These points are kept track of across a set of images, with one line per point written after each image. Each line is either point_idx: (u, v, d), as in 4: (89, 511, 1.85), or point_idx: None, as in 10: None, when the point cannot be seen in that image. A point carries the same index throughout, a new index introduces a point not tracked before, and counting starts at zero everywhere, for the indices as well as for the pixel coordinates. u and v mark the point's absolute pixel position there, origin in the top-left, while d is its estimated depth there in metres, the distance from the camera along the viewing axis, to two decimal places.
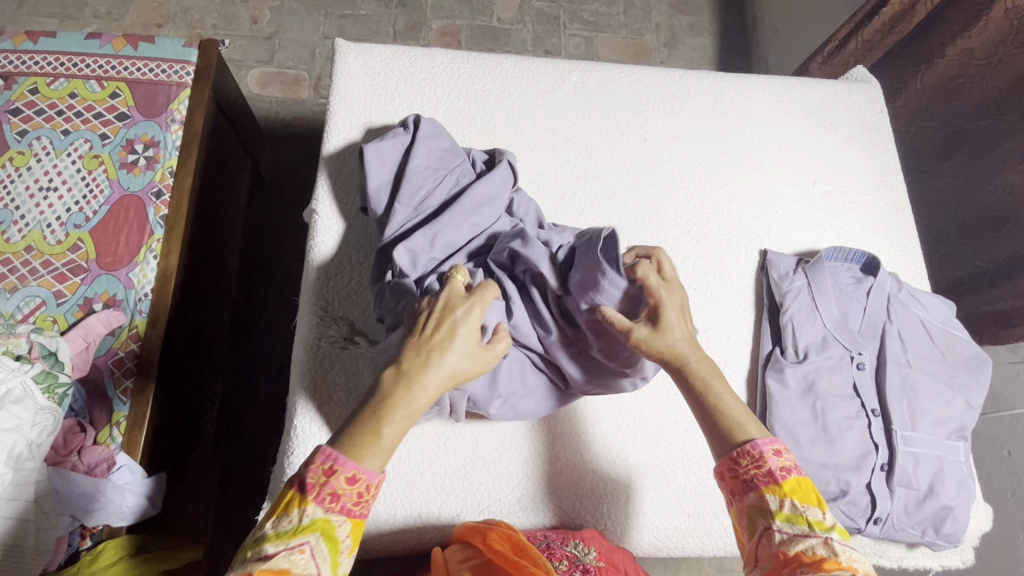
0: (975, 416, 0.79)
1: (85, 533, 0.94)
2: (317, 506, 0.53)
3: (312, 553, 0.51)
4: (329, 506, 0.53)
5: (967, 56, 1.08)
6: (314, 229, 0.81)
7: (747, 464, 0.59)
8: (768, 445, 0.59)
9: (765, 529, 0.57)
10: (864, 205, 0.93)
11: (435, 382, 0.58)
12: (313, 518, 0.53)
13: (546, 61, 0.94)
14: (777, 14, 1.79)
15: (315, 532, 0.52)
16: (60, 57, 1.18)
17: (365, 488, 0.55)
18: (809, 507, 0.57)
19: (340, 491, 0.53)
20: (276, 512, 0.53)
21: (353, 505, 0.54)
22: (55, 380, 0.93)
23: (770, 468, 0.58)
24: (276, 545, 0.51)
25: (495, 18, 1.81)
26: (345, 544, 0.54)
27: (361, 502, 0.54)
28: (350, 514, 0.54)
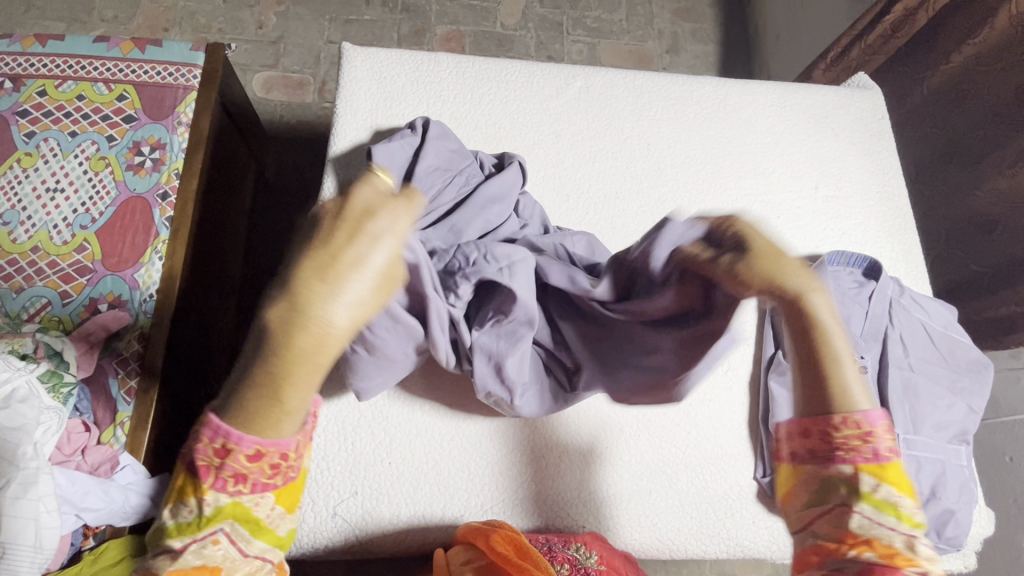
0: (976, 420, 0.80)
1: (88, 532, 0.94)
2: (218, 492, 0.47)
3: (229, 540, 0.47)
4: (235, 489, 0.47)
5: (971, 63, 1.09)
6: None
7: (849, 435, 0.53)
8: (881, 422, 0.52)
9: (837, 500, 0.53)
10: (866, 210, 0.93)
11: (341, 317, 0.40)
12: (218, 504, 0.47)
13: (551, 66, 0.95)
14: (779, 22, 1.80)
15: (226, 520, 0.47)
16: (68, 60, 1.20)
17: (278, 458, 0.47)
18: (903, 497, 0.51)
19: (244, 472, 0.46)
20: (177, 498, 0.48)
21: (268, 478, 0.48)
22: (60, 379, 0.94)
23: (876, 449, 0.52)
24: (183, 539, 0.47)
25: (499, 24, 1.82)
26: (269, 517, 0.50)
27: (275, 475, 0.48)
28: (267, 489, 0.48)
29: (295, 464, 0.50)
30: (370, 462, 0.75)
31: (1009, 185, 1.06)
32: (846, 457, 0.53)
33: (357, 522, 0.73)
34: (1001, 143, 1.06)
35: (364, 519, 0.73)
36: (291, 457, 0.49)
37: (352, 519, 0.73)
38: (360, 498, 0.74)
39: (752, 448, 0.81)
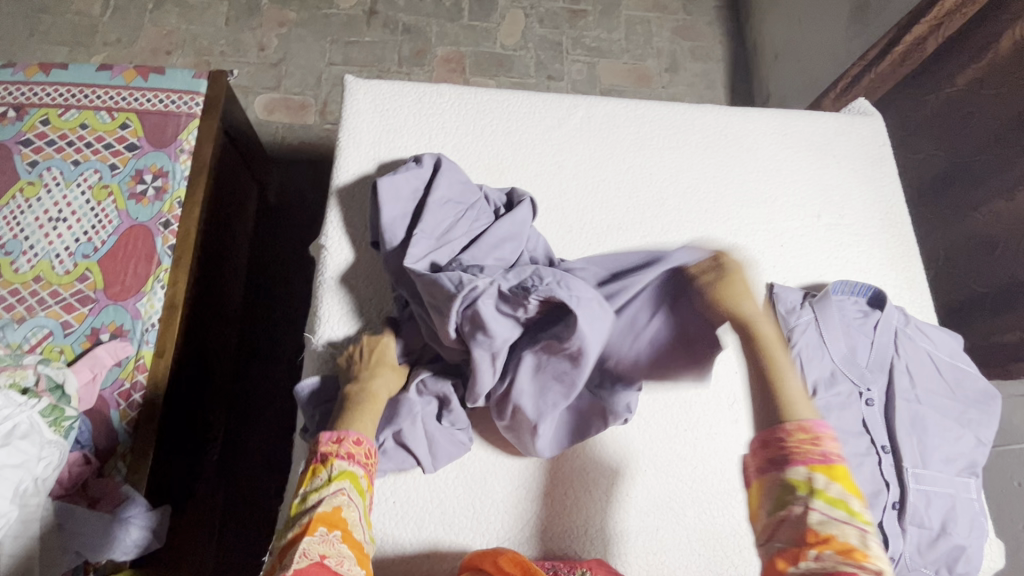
0: (986, 452, 0.79)
1: (88, 568, 0.91)
2: (341, 460, 0.61)
3: (349, 496, 0.59)
4: (349, 461, 0.62)
5: (976, 86, 1.10)
6: (324, 265, 0.82)
7: (800, 440, 0.54)
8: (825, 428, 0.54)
9: (792, 504, 0.51)
10: (869, 237, 0.93)
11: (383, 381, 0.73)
12: (338, 471, 0.60)
13: (552, 96, 0.95)
14: (777, 41, 1.81)
15: (345, 479, 0.60)
16: (72, 88, 1.20)
17: (369, 450, 0.64)
18: (844, 490, 0.51)
19: (354, 450, 0.63)
20: (305, 480, 0.60)
21: (365, 462, 0.63)
22: (62, 414, 0.92)
23: (826, 451, 0.53)
24: (314, 497, 0.58)
25: (499, 45, 1.84)
26: (367, 494, 0.62)
27: (371, 458, 0.64)
28: (366, 470, 0.63)
29: (376, 468, 0.66)
30: (375, 500, 0.75)
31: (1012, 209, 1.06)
32: (799, 461, 0.53)
33: None
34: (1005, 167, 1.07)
35: (368, 559, 0.72)
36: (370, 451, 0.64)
37: None
38: None
39: None
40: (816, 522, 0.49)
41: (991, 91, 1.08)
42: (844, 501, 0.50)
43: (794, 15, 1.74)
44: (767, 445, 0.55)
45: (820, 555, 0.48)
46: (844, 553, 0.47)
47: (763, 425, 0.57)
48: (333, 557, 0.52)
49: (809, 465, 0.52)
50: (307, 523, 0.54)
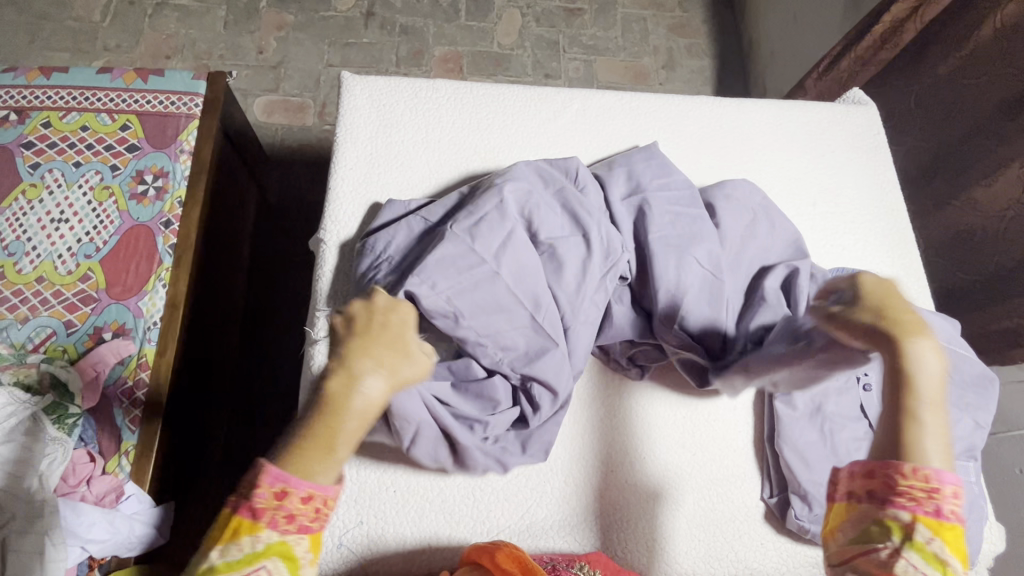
0: (983, 435, 0.79)
1: (93, 563, 0.92)
2: (271, 530, 0.49)
3: None
4: (285, 528, 0.50)
5: (958, 75, 1.10)
6: (343, 207, 0.85)
7: (913, 485, 0.54)
8: (948, 483, 0.54)
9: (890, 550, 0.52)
10: (865, 225, 0.94)
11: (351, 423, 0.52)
12: (269, 543, 0.50)
13: (548, 90, 0.96)
14: (773, 36, 1.82)
15: (271, 556, 0.49)
16: (72, 91, 1.21)
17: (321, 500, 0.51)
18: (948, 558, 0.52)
19: (295, 513, 0.50)
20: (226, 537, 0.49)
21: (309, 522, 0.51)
22: (65, 411, 0.94)
23: (940, 507, 0.53)
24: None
25: (496, 44, 1.84)
26: (303, 556, 0.51)
27: (319, 518, 0.51)
28: (310, 532, 0.51)
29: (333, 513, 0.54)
30: (375, 490, 0.75)
31: (999, 198, 1.07)
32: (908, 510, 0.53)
33: (363, 551, 0.73)
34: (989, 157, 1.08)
35: (370, 547, 0.73)
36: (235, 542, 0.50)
37: (358, 547, 0.73)
38: (366, 527, 0.73)
39: (758, 469, 0.80)
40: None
41: None
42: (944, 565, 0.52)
43: (789, 11, 1.74)
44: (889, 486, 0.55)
45: None
46: None
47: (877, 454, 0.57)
48: None
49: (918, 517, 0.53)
50: None
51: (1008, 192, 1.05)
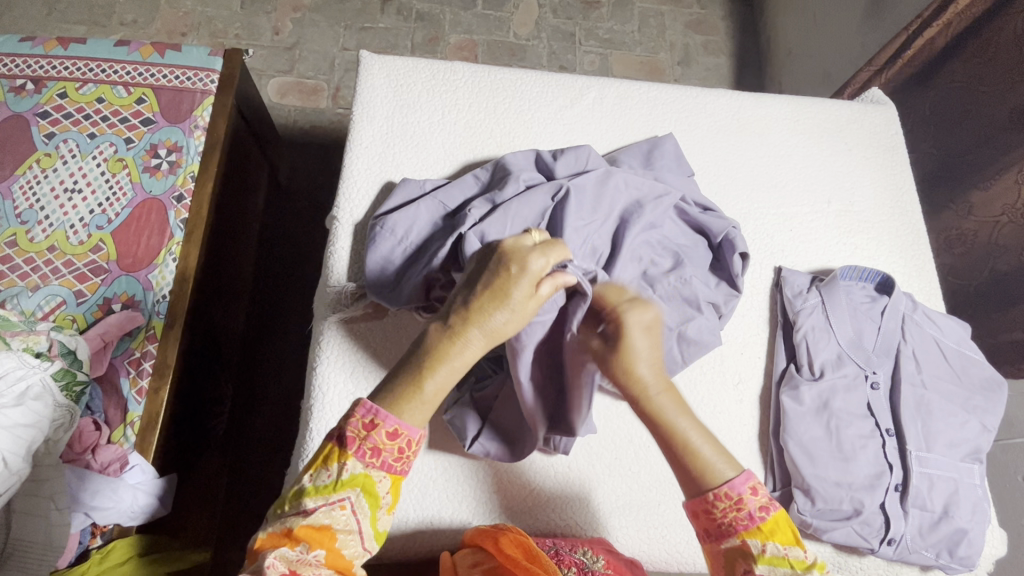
0: (989, 439, 0.79)
1: (95, 531, 0.94)
2: (356, 461, 0.51)
3: (353, 509, 0.51)
4: (369, 462, 0.52)
5: (981, 83, 1.10)
6: (355, 186, 0.84)
7: (725, 508, 0.57)
8: (745, 488, 0.57)
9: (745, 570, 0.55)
10: (878, 225, 0.93)
11: (522, 304, 0.60)
12: (353, 473, 0.51)
13: (566, 77, 0.96)
14: (791, 36, 1.81)
15: (355, 488, 0.51)
16: (89, 63, 1.22)
17: (407, 443, 0.53)
18: (789, 547, 0.54)
19: (381, 447, 0.52)
20: (317, 463, 0.52)
21: (395, 462, 0.53)
22: (73, 378, 0.94)
23: (748, 510, 0.56)
24: (317, 500, 0.50)
25: (512, 34, 1.84)
26: (385, 500, 0.53)
27: (402, 458, 0.53)
28: (391, 471, 0.53)
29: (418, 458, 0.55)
30: None
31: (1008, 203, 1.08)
32: (730, 526, 0.57)
33: None
34: (999, 165, 1.08)
35: None
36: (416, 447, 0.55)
37: None
38: None
39: (763, 463, 0.79)
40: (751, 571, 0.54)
41: (994, 89, 1.08)
42: (784, 558, 0.53)
43: (808, 11, 1.73)
44: (704, 513, 0.58)
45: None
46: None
47: (692, 488, 0.60)
48: (341, 526, 0.50)
49: (737, 532, 0.56)
50: (291, 530, 0.49)
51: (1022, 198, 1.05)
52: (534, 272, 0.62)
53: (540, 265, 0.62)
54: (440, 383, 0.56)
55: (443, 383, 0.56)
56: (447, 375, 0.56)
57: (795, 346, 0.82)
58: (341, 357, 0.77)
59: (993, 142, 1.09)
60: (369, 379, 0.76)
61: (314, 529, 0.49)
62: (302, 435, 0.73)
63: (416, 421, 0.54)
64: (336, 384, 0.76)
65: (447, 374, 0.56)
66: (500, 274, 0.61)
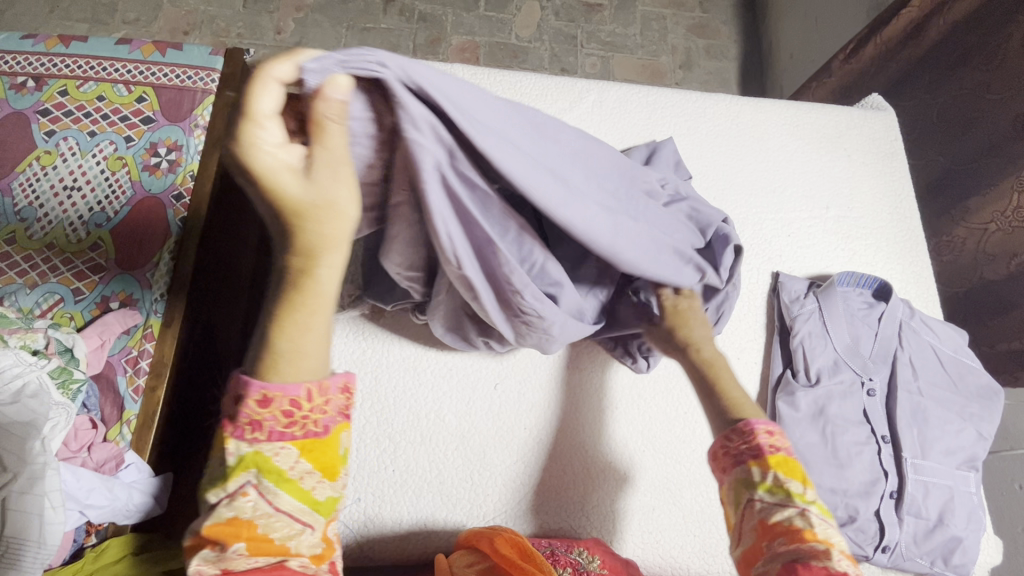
0: (985, 447, 0.78)
1: (90, 529, 0.94)
2: (239, 440, 0.43)
3: (258, 492, 0.43)
4: (254, 437, 0.43)
5: (982, 89, 1.10)
6: None
7: (736, 443, 0.59)
8: (761, 423, 0.59)
9: (748, 500, 0.56)
10: (877, 231, 0.93)
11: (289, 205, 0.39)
12: (241, 455, 0.43)
13: (565, 79, 0.96)
14: (793, 41, 1.81)
15: (249, 469, 0.43)
16: (90, 61, 1.22)
17: (289, 403, 0.44)
18: (791, 480, 0.55)
19: (259, 417, 0.43)
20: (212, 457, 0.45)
21: (288, 428, 0.44)
22: (70, 376, 0.94)
23: (758, 442, 0.57)
24: (216, 493, 0.43)
25: (515, 36, 1.84)
26: (296, 472, 0.44)
27: (292, 421, 0.44)
28: (290, 438, 0.44)
29: (324, 413, 0.45)
30: (374, 468, 0.74)
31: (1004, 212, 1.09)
32: (741, 458, 0.58)
33: (359, 527, 0.72)
34: (1000, 173, 1.08)
35: (366, 524, 0.72)
36: (309, 402, 0.44)
37: (353, 523, 0.72)
38: (363, 503, 0.73)
39: None
40: (764, 511, 0.54)
41: (996, 95, 1.08)
42: (783, 486, 0.54)
43: (810, 15, 1.73)
44: (721, 451, 0.60)
45: (770, 542, 0.52)
46: (789, 537, 0.51)
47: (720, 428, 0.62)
48: (248, 512, 0.42)
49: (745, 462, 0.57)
50: (200, 533, 0.43)
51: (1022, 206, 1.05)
52: (258, 169, 0.38)
53: (269, 152, 0.37)
54: (296, 331, 0.43)
55: (313, 329, 0.43)
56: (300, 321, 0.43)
57: (789, 352, 0.82)
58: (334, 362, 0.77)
59: (994, 149, 1.09)
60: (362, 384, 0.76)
61: (221, 525, 0.42)
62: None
63: (302, 373, 0.44)
64: None
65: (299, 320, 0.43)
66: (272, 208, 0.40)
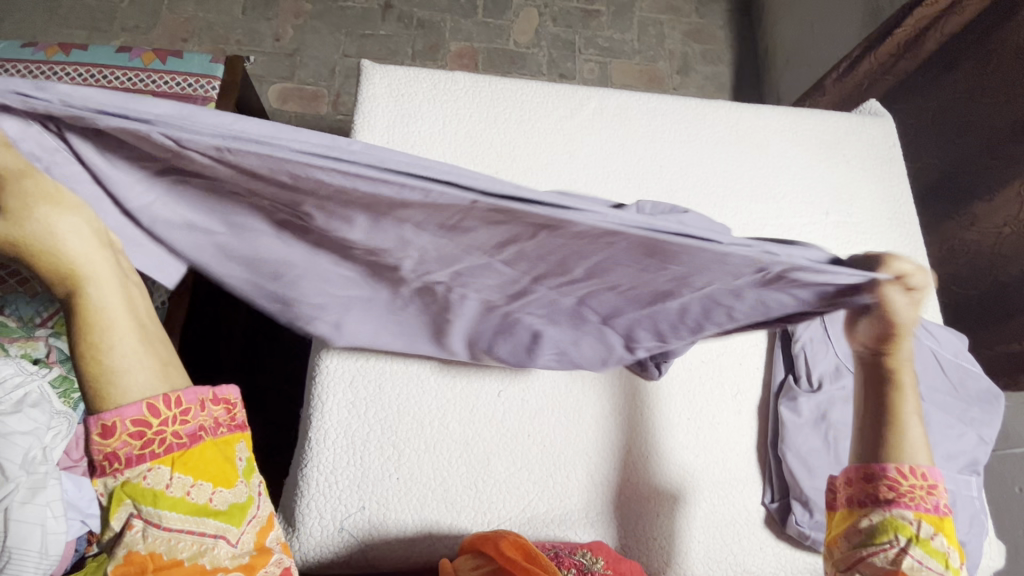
0: (987, 451, 0.79)
1: (92, 539, 0.94)
2: (104, 481, 0.45)
3: (143, 521, 0.45)
4: (115, 471, 0.45)
5: (978, 94, 1.12)
6: None
7: (908, 486, 0.55)
8: (934, 477, 0.56)
9: (883, 539, 0.54)
10: (876, 236, 0.93)
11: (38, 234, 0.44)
12: (111, 491, 0.45)
13: (565, 87, 0.96)
14: (788, 46, 1.82)
15: (125, 502, 0.45)
16: (90, 69, 1.22)
17: (135, 426, 0.45)
18: (941, 546, 0.54)
19: (110, 450, 0.44)
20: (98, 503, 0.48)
21: (143, 449, 0.45)
22: (70, 385, 0.97)
23: (931, 502, 0.55)
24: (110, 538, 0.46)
25: (513, 42, 1.85)
26: (171, 489, 0.46)
27: (144, 441, 0.45)
28: (152, 458, 0.46)
29: (176, 424, 0.47)
30: (378, 476, 0.73)
31: (1005, 216, 1.10)
32: (900, 502, 0.54)
33: (364, 536, 0.71)
34: (1000, 178, 1.09)
35: (370, 532, 0.72)
36: (159, 413, 0.46)
37: (357, 532, 0.71)
38: (366, 512, 0.72)
39: (760, 474, 0.79)
40: (905, 561, 0.52)
41: (992, 100, 1.09)
42: (940, 554, 0.53)
43: (806, 21, 1.74)
44: (869, 479, 0.57)
45: None
46: None
47: (865, 454, 0.58)
48: (146, 543, 0.45)
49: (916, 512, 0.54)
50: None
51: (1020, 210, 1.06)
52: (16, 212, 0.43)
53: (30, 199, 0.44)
54: (108, 350, 0.45)
55: (120, 341, 0.45)
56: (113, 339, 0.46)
57: (792, 357, 0.82)
58: (336, 371, 0.76)
59: (994, 152, 1.10)
60: (365, 393, 0.75)
61: (122, 561, 0.45)
62: (303, 444, 0.73)
63: (135, 392, 0.46)
64: (335, 393, 0.75)
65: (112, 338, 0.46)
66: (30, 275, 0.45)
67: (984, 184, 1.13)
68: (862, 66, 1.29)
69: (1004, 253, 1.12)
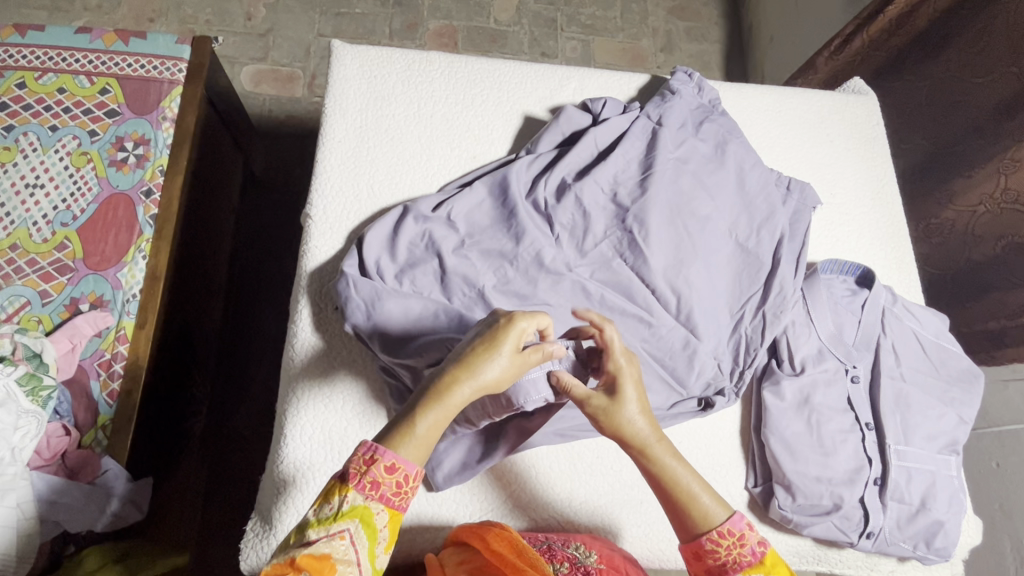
0: (966, 430, 0.79)
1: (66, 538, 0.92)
2: (357, 493, 0.51)
3: (351, 539, 0.50)
4: (369, 494, 0.51)
5: (967, 72, 1.10)
6: (314, 194, 0.81)
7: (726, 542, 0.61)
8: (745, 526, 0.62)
9: None
10: (859, 217, 0.93)
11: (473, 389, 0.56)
12: (353, 504, 0.51)
13: (544, 66, 0.93)
14: (774, 23, 1.79)
15: (354, 518, 0.51)
16: (49, 51, 1.16)
17: (405, 478, 0.53)
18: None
19: (380, 481, 0.52)
20: (320, 498, 0.52)
21: (393, 496, 0.52)
22: (39, 383, 0.91)
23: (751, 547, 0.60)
24: (318, 531, 0.50)
25: (493, 20, 1.80)
26: (382, 533, 0.52)
27: (400, 493, 0.52)
28: (389, 504, 0.52)
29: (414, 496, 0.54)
30: None
31: (970, 193, 1.12)
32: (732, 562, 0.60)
33: None
34: (982, 156, 1.08)
35: None
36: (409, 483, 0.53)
37: None
38: None
39: (744, 458, 0.79)
40: None
41: (980, 79, 1.08)
42: None
43: None
44: (699, 556, 0.62)
45: None
46: None
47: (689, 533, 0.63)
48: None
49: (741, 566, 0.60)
50: (292, 560, 0.48)
51: (983, 189, 1.09)
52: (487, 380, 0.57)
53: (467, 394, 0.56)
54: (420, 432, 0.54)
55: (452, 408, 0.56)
56: (441, 417, 0.55)
57: (767, 287, 0.81)
58: (312, 346, 0.76)
59: (980, 131, 1.09)
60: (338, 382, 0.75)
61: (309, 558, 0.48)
62: (282, 423, 0.72)
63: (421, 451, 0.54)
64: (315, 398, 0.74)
65: (441, 416, 0.55)
66: (493, 324, 0.59)
67: (959, 168, 1.14)
68: (855, 45, 1.27)
69: (974, 234, 1.13)
